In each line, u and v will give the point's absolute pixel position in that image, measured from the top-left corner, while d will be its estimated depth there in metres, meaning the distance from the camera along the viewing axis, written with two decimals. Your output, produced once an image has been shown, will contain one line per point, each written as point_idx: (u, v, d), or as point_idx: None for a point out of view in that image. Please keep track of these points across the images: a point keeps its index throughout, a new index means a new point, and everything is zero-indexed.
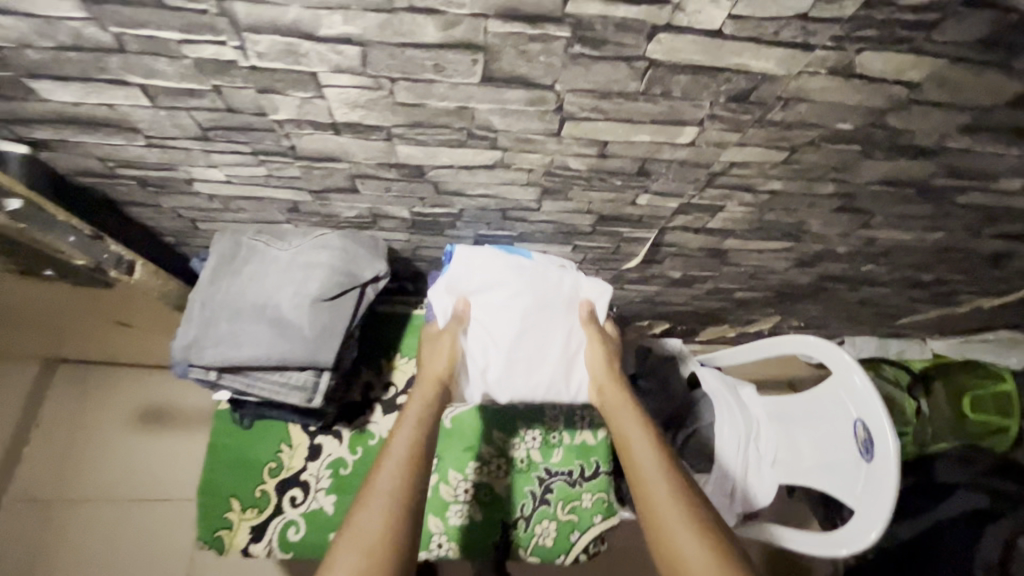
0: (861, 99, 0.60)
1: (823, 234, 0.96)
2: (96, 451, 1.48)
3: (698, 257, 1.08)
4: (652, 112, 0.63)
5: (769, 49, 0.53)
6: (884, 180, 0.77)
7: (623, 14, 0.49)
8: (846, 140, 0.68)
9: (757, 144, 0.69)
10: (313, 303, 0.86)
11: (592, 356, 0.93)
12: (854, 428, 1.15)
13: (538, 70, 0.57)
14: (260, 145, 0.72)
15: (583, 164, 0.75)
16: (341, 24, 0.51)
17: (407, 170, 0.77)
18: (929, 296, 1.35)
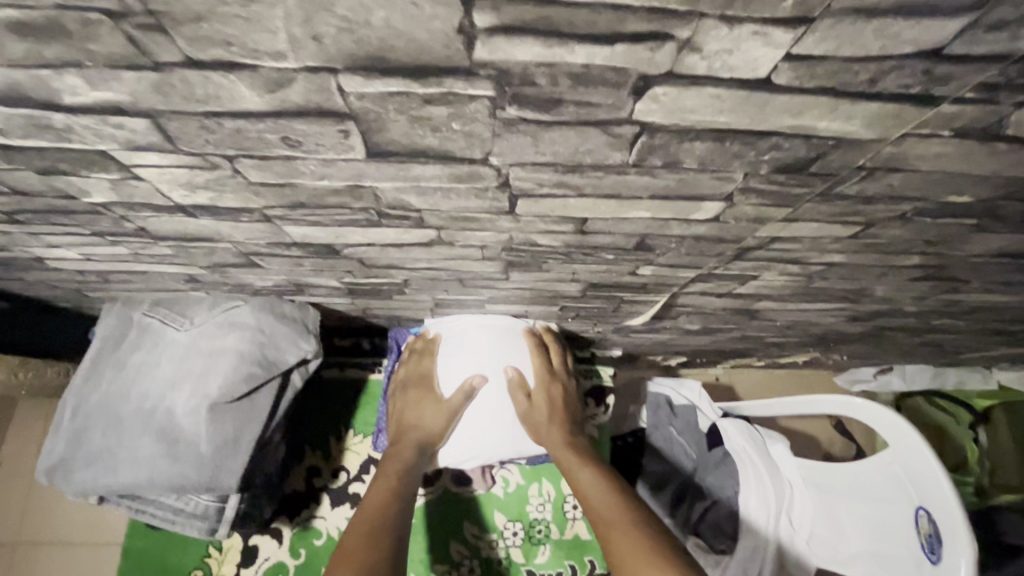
0: (1001, 167, 0.36)
1: (891, 298, 0.72)
2: None
3: (721, 314, 0.85)
4: (650, 187, 0.40)
5: (854, 106, 0.30)
6: (998, 252, 0.53)
7: (584, 60, 0.26)
8: (957, 213, 0.44)
9: (815, 219, 0.46)
10: (212, 407, 0.66)
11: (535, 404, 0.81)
12: (914, 517, 0.94)
13: (456, 141, 0.34)
14: (98, 227, 0.51)
15: (556, 241, 0.52)
16: (91, 89, 0.29)
17: (313, 248, 0.55)
18: (1012, 340, 1.09)
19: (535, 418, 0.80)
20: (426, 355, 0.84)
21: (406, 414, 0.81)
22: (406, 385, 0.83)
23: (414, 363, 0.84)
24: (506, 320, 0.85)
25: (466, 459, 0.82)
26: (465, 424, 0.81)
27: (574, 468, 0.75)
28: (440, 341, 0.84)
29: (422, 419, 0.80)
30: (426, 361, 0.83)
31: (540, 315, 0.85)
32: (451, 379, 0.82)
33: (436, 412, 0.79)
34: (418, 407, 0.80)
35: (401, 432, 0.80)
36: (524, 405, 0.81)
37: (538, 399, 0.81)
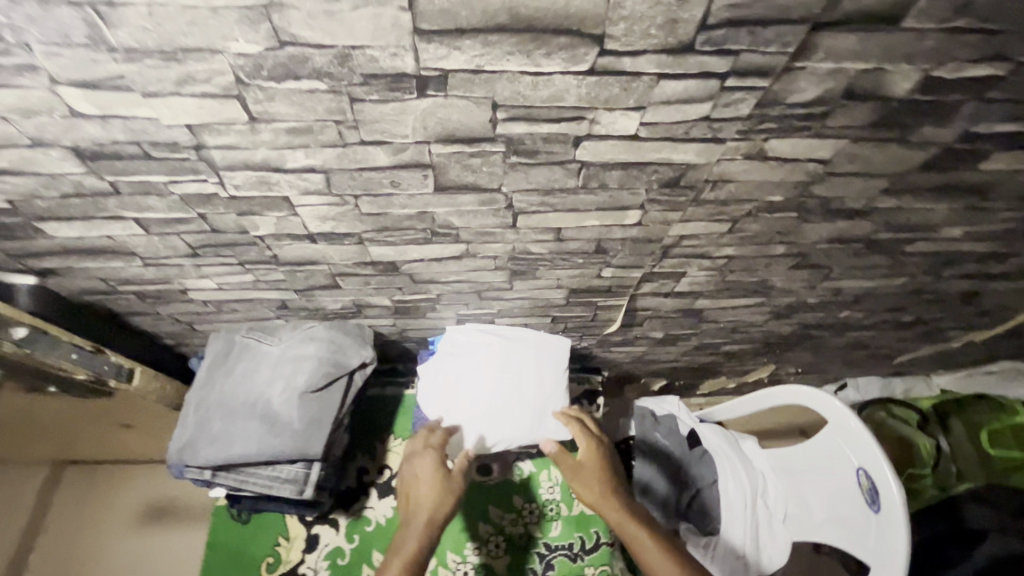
0: (782, 176, 0.66)
1: (789, 288, 1.00)
2: (119, 509, 1.44)
3: (674, 317, 1.12)
4: (594, 202, 0.69)
5: (685, 144, 0.60)
6: (829, 238, 0.82)
7: (547, 130, 0.56)
8: (782, 209, 0.73)
9: (699, 218, 0.75)
10: (301, 396, 0.90)
11: (582, 474, 0.94)
12: (857, 477, 1.13)
13: (484, 178, 0.63)
14: (245, 257, 0.78)
15: (543, 248, 0.81)
16: (304, 158, 0.58)
17: (381, 266, 0.83)
18: (918, 336, 1.35)
19: (587, 487, 0.93)
20: (436, 433, 0.98)
21: (416, 491, 0.89)
22: (418, 457, 0.94)
23: (422, 443, 0.96)
24: (513, 329, 1.08)
25: (499, 442, 1.00)
26: (480, 415, 1.01)
27: (637, 536, 0.86)
28: (459, 348, 1.05)
29: (428, 498, 0.88)
30: (436, 432, 0.98)
31: (539, 327, 1.11)
32: (461, 381, 1.03)
33: (444, 487, 0.89)
34: (431, 486, 0.89)
35: (412, 512, 0.87)
36: (572, 467, 0.96)
37: (588, 464, 0.96)
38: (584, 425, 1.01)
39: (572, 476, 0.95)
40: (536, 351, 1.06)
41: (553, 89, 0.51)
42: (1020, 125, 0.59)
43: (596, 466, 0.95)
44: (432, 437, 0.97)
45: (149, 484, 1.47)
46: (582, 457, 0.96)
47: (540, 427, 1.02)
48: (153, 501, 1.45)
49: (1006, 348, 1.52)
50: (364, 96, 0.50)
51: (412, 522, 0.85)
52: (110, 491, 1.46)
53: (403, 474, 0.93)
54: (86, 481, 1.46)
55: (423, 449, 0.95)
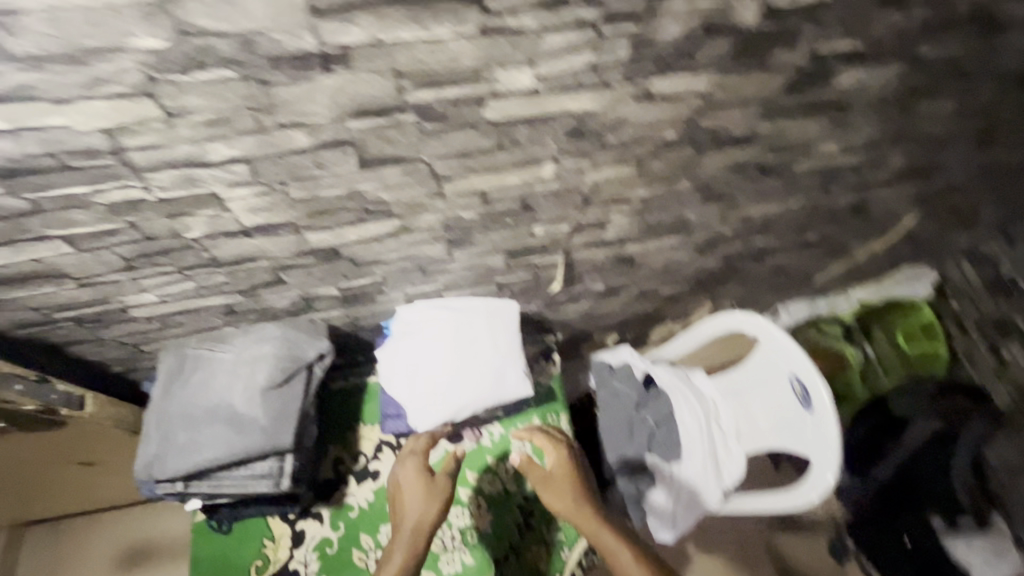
0: (671, 112, 0.74)
1: (705, 223, 1.11)
2: (89, 564, 1.38)
3: (610, 266, 1.20)
4: (510, 159, 0.75)
5: (579, 93, 0.66)
6: (726, 167, 0.92)
7: (452, 93, 0.61)
8: (679, 144, 0.82)
9: (608, 163, 0.82)
10: (262, 394, 0.91)
11: (556, 486, 1.05)
12: (789, 382, 1.27)
13: (403, 148, 0.68)
14: (183, 263, 0.80)
15: (473, 213, 0.86)
16: (226, 149, 0.61)
17: (322, 253, 0.86)
18: (826, 253, 1.51)
19: (559, 500, 1.04)
20: (421, 434, 1.07)
21: (403, 502, 1.00)
22: (403, 466, 1.04)
23: (410, 449, 1.06)
24: (463, 301, 1.13)
25: (464, 408, 1.05)
26: (444, 387, 1.05)
27: (609, 546, 0.98)
28: (414, 328, 1.09)
29: (414, 507, 0.99)
30: (421, 436, 1.07)
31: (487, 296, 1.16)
32: (421, 359, 1.07)
33: (428, 493, 1.00)
34: (417, 497, 0.99)
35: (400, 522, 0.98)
36: (544, 478, 1.07)
37: (558, 475, 1.07)
38: (550, 433, 1.12)
39: (543, 487, 1.06)
40: (488, 317, 1.11)
41: (448, 53, 0.56)
42: (852, 41, 0.70)
43: (565, 476, 1.07)
44: (416, 441, 1.07)
45: (118, 533, 1.42)
46: (552, 470, 1.07)
47: (502, 388, 1.07)
48: (124, 548, 1.41)
49: (903, 253, 1.71)
50: (273, 78, 0.54)
51: (400, 534, 0.96)
52: (76, 549, 1.39)
53: (392, 482, 1.04)
54: (47, 544, 1.39)
55: (407, 457, 1.05)
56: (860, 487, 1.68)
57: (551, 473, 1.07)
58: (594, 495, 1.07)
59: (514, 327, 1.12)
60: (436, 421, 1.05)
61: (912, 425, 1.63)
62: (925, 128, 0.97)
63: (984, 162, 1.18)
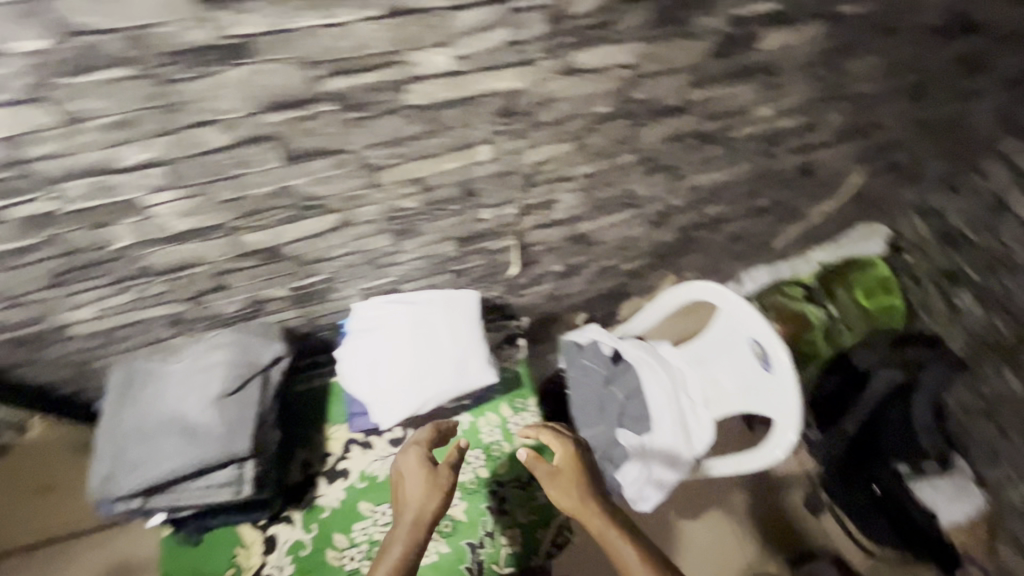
0: (600, 86, 0.74)
1: (654, 195, 1.11)
2: None
3: (566, 246, 1.20)
4: (444, 143, 0.74)
5: (503, 72, 0.66)
6: (667, 138, 0.92)
7: (369, 79, 0.60)
8: (613, 117, 0.82)
9: (546, 141, 0.82)
10: (216, 402, 0.90)
11: (563, 482, 1.02)
12: (750, 346, 1.30)
13: (329, 140, 0.67)
14: (117, 274, 0.77)
15: (415, 201, 0.85)
16: (139, 153, 0.59)
17: (264, 254, 0.84)
18: (781, 217, 1.53)
19: (566, 494, 1.00)
20: (427, 430, 1.07)
21: (404, 493, 0.97)
22: (406, 460, 1.02)
23: (415, 442, 1.05)
24: (421, 293, 1.12)
25: (428, 401, 1.05)
26: (406, 382, 1.05)
27: (617, 543, 0.94)
28: (371, 324, 1.08)
29: (415, 497, 0.96)
30: (424, 430, 1.07)
31: (444, 285, 1.15)
32: (381, 356, 1.06)
33: (430, 483, 0.98)
34: (419, 486, 0.97)
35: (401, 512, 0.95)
36: (549, 472, 1.03)
37: (566, 471, 1.04)
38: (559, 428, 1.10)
39: (549, 481, 1.02)
40: (446, 308, 1.10)
41: (358, 37, 0.55)
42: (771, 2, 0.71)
43: (573, 471, 1.03)
44: (421, 434, 1.06)
45: None
46: (558, 464, 1.04)
47: (465, 378, 1.07)
48: None
49: (855, 212, 1.75)
50: (175, 75, 0.52)
51: (400, 524, 0.92)
52: None
53: (394, 477, 1.01)
54: None
55: (411, 449, 1.03)
56: (833, 443, 1.73)
57: (557, 468, 1.04)
58: (602, 492, 1.04)
59: (475, 316, 1.12)
60: (400, 416, 1.05)
61: (876, 376, 1.67)
62: (857, 85, 0.98)
63: (920, 117, 1.21)
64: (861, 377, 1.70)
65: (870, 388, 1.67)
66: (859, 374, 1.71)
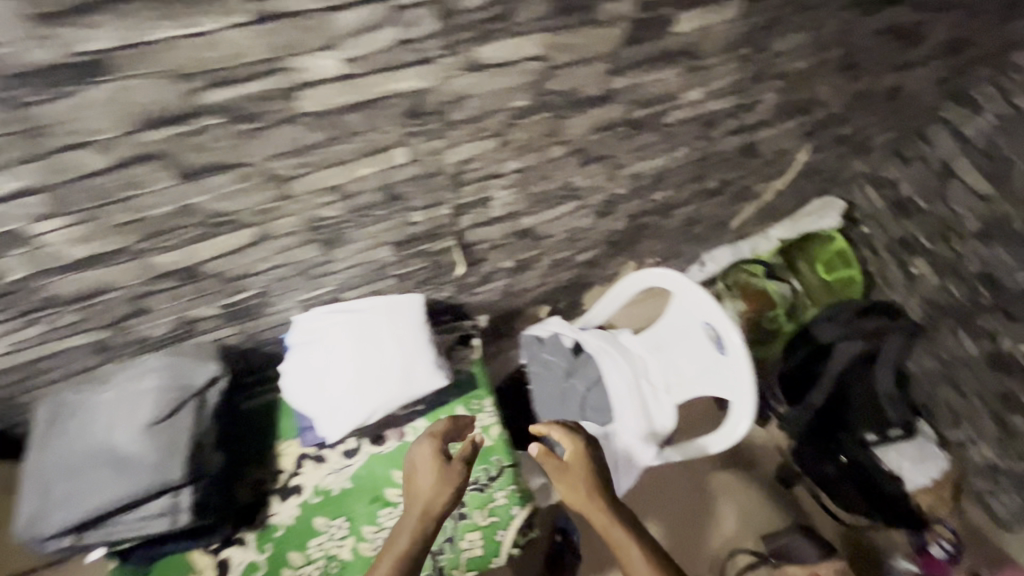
0: (513, 80, 0.72)
1: (595, 185, 1.10)
2: None
3: (511, 242, 1.18)
4: (354, 149, 0.72)
5: (402, 72, 0.63)
6: (596, 127, 0.90)
7: (254, 88, 0.57)
8: (534, 111, 0.80)
9: (465, 139, 0.79)
10: (147, 430, 0.86)
11: (573, 477, 1.02)
12: (705, 329, 1.30)
13: (224, 154, 0.63)
14: (21, 306, 0.74)
15: (336, 209, 0.82)
16: (10, 182, 0.56)
17: (182, 274, 0.81)
18: (733, 197, 1.53)
19: (573, 491, 1.01)
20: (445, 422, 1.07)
21: (415, 485, 0.98)
22: (420, 450, 1.02)
23: (433, 432, 1.05)
24: (364, 300, 1.09)
25: (376, 411, 1.03)
26: (352, 391, 1.02)
27: (621, 543, 0.95)
28: (313, 336, 1.05)
29: (427, 490, 0.97)
30: (439, 422, 1.07)
31: (388, 291, 1.13)
32: (325, 367, 1.03)
33: (441, 478, 0.98)
34: (430, 481, 0.97)
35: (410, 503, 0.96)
36: (558, 466, 1.03)
37: (576, 466, 1.03)
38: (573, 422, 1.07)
39: (558, 475, 1.02)
40: (391, 314, 1.08)
41: (230, 45, 0.52)
42: None
43: (582, 468, 1.02)
44: (436, 426, 1.06)
45: None
46: (569, 459, 1.03)
47: (413, 384, 1.05)
48: None
49: (809, 187, 1.76)
50: (30, 98, 0.49)
51: (409, 516, 0.95)
52: None
53: (409, 465, 1.02)
54: None
55: (426, 441, 1.02)
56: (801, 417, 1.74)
57: (567, 463, 1.03)
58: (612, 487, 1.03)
59: (422, 321, 1.10)
60: (349, 428, 1.02)
61: (836, 348, 1.70)
62: (786, 63, 0.97)
63: (856, 90, 1.21)
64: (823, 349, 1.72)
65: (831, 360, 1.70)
66: (821, 347, 1.73)
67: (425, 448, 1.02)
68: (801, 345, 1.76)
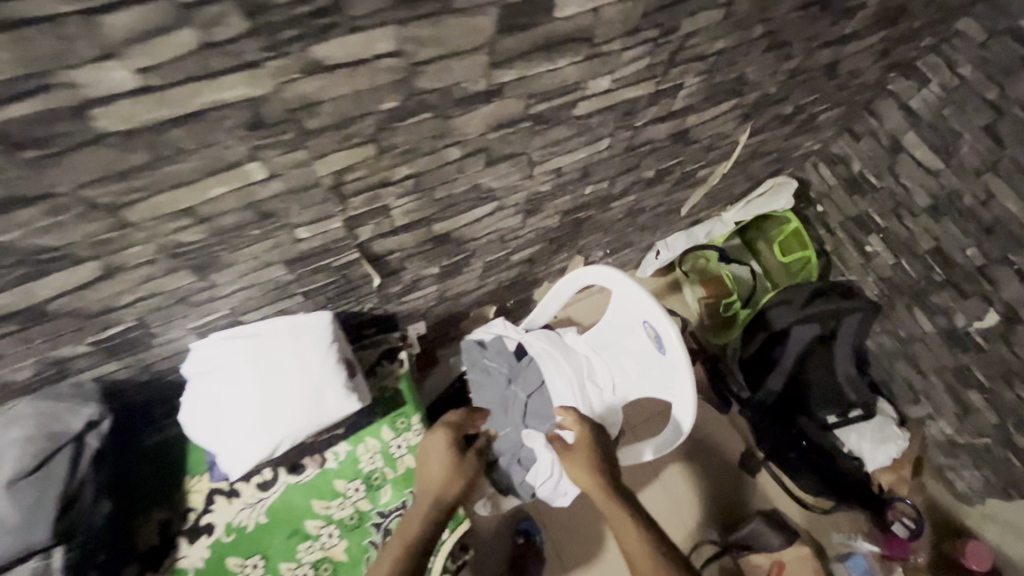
0: (370, 80, 0.62)
1: (511, 184, 1.01)
2: None
3: (430, 248, 1.10)
4: (194, 169, 0.62)
5: (221, 80, 0.54)
6: (494, 125, 0.82)
7: (25, 110, 0.48)
8: (410, 113, 0.71)
9: (333, 149, 0.70)
10: (8, 488, 0.78)
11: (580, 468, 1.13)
12: (645, 328, 1.23)
13: (18, 185, 0.55)
14: None
15: (197, 234, 0.73)
16: None
17: (25, 316, 0.72)
18: (675, 184, 1.46)
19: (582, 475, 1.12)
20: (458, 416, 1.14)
21: (427, 471, 1.05)
22: (432, 439, 1.07)
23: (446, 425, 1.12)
24: (266, 322, 1.00)
25: (282, 441, 0.95)
26: (255, 423, 0.94)
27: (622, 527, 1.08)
28: (209, 364, 0.96)
29: (437, 479, 1.03)
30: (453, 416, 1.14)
31: (298, 309, 1.04)
32: (224, 398, 0.95)
33: (453, 469, 1.05)
34: (445, 472, 1.04)
35: (424, 490, 1.03)
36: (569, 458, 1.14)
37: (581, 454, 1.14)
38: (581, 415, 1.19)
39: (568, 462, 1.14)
40: (295, 335, 0.99)
41: None
42: None
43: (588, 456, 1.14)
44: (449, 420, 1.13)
45: None
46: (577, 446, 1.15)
47: (322, 411, 0.97)
48: None
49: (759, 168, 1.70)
50: None
51: (422, 502, 1.01)
52: None
53: (418, 453, 1.08)
54: None
55: (439, 431, 1.09)
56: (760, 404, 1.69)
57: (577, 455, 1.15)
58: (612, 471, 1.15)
59: (332, 340, 1.01)
60: (254, 462, 0.95)
61: (791, 334, 1.64)
62: (701, 43, 0.89)
63: (789, 67, 1.13)
64: (778, 334, 1.66)
65: (787, 344, 1.64)
66: (777, 332, 1.66)
67: (438, 439, 1.08)
68: (759, 329, 1.69)
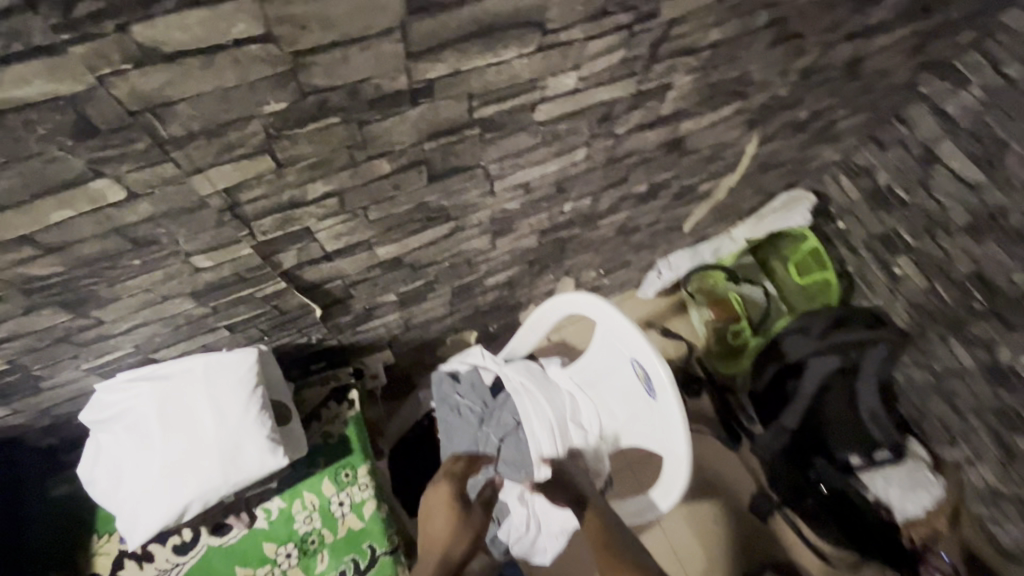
0: (237, 74, 0.48)
1: (468, 202, 0.86)
2: None
3: (380, 275, 0.95)
4: (15, 188, 0.49)
5: (9, 73, 0.40)
6: (431, 133, 0.67)
7: None
8: (309, 117, 0.56)
9: (213, 162, 0.56)
10: None
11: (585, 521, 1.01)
12: (634, 367, 1.05)
13: None
14: None
15: (55, 264, 0.60)
16: None
17: None
18: (673, 199, 1.29)
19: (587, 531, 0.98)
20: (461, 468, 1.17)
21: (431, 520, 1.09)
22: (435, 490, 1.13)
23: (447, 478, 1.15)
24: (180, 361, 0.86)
25: (190, 504, 0.81)
26: (159, 483, 0.80)
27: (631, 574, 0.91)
28: (113, 412, 0.83)
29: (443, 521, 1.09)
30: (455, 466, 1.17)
31: (224, 345, 0.90)
32: (127, 452, 0.82)
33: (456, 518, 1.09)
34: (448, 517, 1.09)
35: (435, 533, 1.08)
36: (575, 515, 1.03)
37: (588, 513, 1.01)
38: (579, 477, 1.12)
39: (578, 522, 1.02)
40: (210, 377, 0.85)
41: None
42: None
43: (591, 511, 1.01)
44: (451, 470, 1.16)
45: None
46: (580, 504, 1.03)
47: (237, 467, 0.82)
48: None
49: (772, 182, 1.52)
50: None
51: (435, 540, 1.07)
52: None
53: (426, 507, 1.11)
54: None
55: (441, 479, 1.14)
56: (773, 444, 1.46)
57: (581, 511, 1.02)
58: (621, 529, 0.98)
59: (256, 382, 0.87)
60: (157, 528, 0.81)
61: (808, 365, 1.42)
62: (689, 32, 0.73)
63: (802, 65, 0.96)
64: (794, 365, 1.44)
65: (805, 378, 1.43)
66: (793, 363, 1.45)
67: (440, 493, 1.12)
68: (771, 360, 1.49)
